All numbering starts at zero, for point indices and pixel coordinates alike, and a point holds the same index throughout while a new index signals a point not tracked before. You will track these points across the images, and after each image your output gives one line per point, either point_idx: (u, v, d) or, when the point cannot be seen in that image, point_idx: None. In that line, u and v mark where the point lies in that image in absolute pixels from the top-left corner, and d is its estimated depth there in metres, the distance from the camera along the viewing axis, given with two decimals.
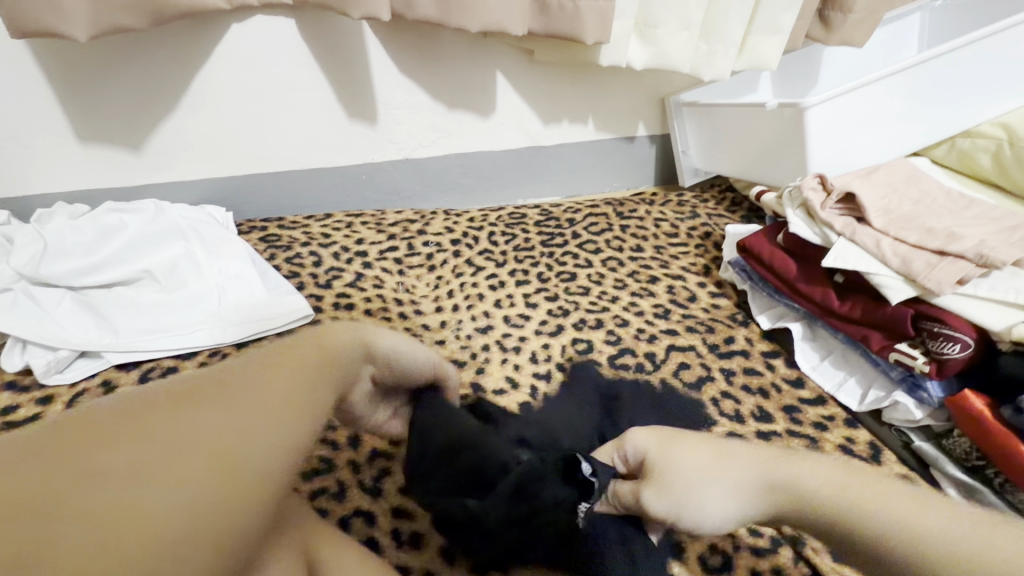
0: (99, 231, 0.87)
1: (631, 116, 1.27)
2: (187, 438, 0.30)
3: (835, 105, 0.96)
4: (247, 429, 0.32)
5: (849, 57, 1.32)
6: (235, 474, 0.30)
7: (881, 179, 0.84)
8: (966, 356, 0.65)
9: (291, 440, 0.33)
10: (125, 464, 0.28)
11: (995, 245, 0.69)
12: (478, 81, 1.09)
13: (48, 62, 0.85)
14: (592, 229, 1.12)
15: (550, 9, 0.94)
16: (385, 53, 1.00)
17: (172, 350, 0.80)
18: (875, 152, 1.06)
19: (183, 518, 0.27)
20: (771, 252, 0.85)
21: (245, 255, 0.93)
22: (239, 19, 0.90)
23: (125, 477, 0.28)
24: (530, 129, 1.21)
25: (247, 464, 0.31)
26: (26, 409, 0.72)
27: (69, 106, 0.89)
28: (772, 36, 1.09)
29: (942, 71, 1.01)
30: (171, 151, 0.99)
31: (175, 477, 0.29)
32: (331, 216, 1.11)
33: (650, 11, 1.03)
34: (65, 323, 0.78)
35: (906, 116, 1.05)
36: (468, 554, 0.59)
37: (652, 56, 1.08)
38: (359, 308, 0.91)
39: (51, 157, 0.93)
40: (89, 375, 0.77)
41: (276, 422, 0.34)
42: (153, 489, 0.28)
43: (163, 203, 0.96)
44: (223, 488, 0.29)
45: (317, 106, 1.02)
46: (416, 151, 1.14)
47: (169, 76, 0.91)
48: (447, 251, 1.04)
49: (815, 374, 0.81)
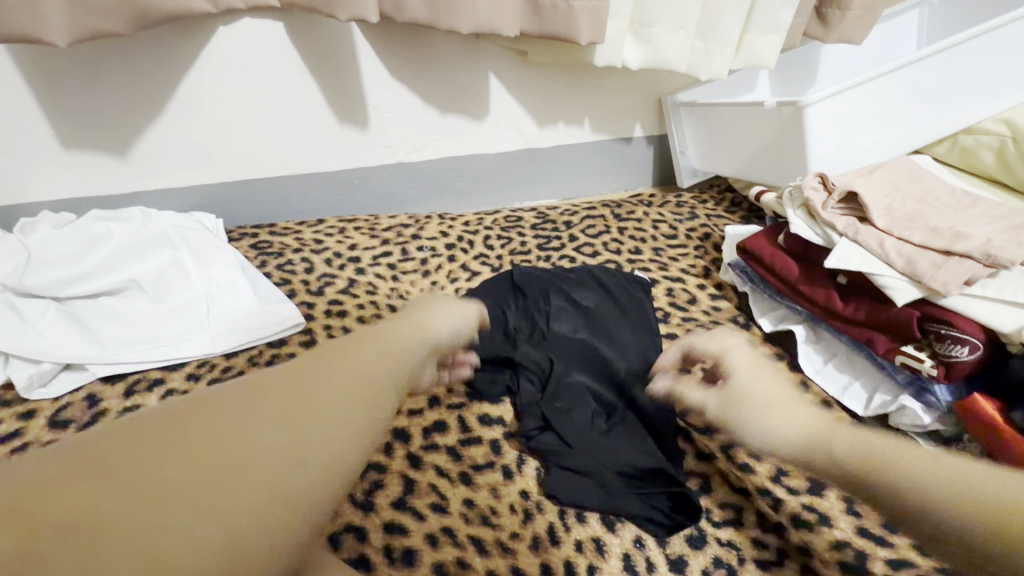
0: (85, 240, 0.85)
1: (627, 117, 1.26)
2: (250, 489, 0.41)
3: (835, 102, 0.95)
4: (298, 455, 0.45)
5: (847, 55, 1.30)
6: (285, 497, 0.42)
7: (883, 177, 0.82)
8: (975, 358, 0.63)
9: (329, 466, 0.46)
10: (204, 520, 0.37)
11: (1003, 244, 0.67)
12: (471, 83, 1.08)
13: (30, 68, 0.83)
14: (589, 232, 1.10)
15: (543, 9, 0.93)
16: (376, 56, 0.98)
17: (158, 361, 0.78)
18: (877, 150, 1.05)
19: (248, 526, 0.39)
20: (771, 253, 0.83)
21: (235, 263, 0.91)
22: (226, 22, 0.88)
23: (193, 536, 0.36)
24: (525, 132, 1.19)
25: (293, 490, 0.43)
26: (6, 425, 0.70)
27: (53, 113, 0.88)
28: (769, 34, 1.07)
29: (943, 67, 0.99)
30: (159, 157, 0.97)
31: (187, 501, 0.38)
32: (324, 222, 1.09)
33: (645, 10, 1.01)
34: (48, 335, 0.76)
35: (907, 113, 1.03)
36: (463, 571, 0.57)
37: (648, 55, 1.06)
38: (351, 315, 0.89)
39: (35, 165, 0.91)
40: (73, 388, 0.75)
41: (265, 458, 0.43)
42: (200, 522, 0.37)
43: (150, 210, 0.94)
44: (278, 507, 0.41)
45: (308, 110, 1.01)
46: (409, 155, 1.12)
47: (155, 81, 0.90)
48: (442, 256, 1.02)
49: (818, 378, 0.77)
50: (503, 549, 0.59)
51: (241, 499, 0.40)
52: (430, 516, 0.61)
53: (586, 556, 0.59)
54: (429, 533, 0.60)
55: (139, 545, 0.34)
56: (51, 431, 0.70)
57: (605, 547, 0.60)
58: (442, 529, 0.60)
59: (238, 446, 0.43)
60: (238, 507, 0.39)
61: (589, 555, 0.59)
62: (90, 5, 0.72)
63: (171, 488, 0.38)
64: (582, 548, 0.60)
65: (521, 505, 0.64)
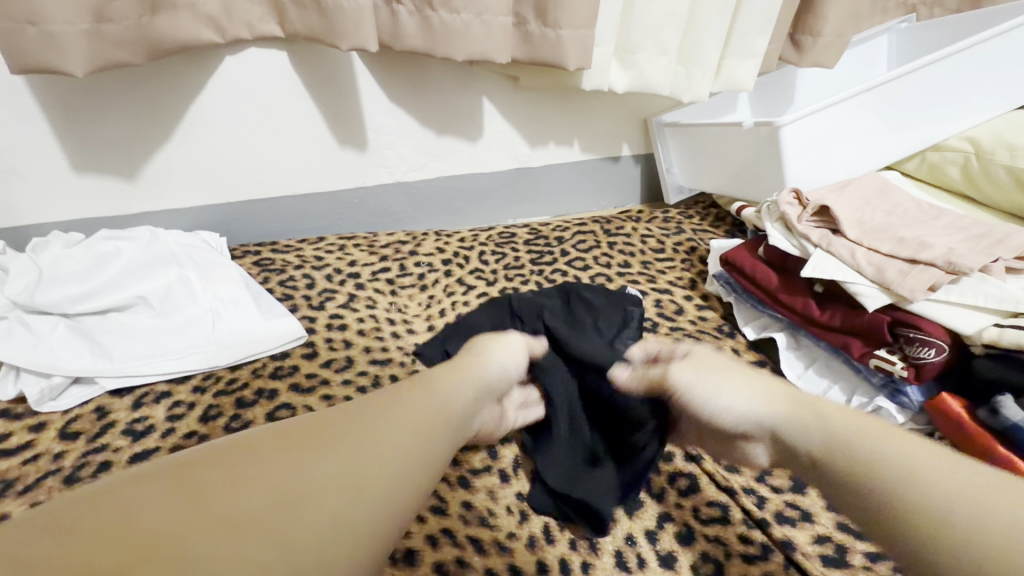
0: (94, 259, 0.88)
1: (615, 138, 1.32)
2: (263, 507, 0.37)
3: (809, 122, 1.00)
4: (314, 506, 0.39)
5: (822, 78, 1.37)
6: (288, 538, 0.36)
7: (854, 192, 0.87)
8: (942, 359, 0.68)
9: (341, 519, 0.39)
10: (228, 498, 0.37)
11: (963, 252, 0.72)
12: (466, 107, 1.13)
13: (46, 96, 0.87)
14: (580, 247, 1.15)
15: (533, 38, 0.99)
16: (375, 82, 1.04)
17: (164, 374, 0.81)
18: (849, 167, 1.11)
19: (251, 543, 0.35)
20: (752, 264, 0.88)
21: (239, 279, 0.94)
22: (233, 52, 0.93)
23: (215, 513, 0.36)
24: (517, 152, 1.24)
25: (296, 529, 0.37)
26: (18, 437, 0.72)
27: (66, 138, 0.92)
28: (746, 59, 1.14)
29: (911, 88, 1.06)
30: (166, 179, 1.01)
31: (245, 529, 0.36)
32: (324, 240, 1.13)
33: (629, 37, 1.07)
34: (59, 350, 0.79)
35: (877, 132, 1.09)
36: (463, 569, 0.59)
37: (633, 80, 1.12)
38: (352, 329, 0.92)
39: (47, 187, 0.95)
40: (82, 401, 0.78)
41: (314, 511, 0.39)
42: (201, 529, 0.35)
43: (157, 230, 0.98)
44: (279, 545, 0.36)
45: (309, 133, 1.05)
46: (406, 175, 1.17)
47: (165, 107, 0.94)
48: (438, 272, 1.06)
49: (800, 383, 0.82)
50: (501, 548, 0.62)
51: (296, 529, 0.37)
52: (430, 518, 0.64)
53: (580, 553, 0.62)
54: (429, 534, 0.62)
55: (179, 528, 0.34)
56: (61, 442, 0.72)
57: (598, 545, 0.63)
58: (442, 531, 0.63)
59: (285, 497, 0.38)
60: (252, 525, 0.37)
61: (583, 552, 0.62)
62: (107, 38, 0.76)
63: (240, 502, 0.37)
64: (576, 546, 0.62)
65: (517, 507, 0.67)
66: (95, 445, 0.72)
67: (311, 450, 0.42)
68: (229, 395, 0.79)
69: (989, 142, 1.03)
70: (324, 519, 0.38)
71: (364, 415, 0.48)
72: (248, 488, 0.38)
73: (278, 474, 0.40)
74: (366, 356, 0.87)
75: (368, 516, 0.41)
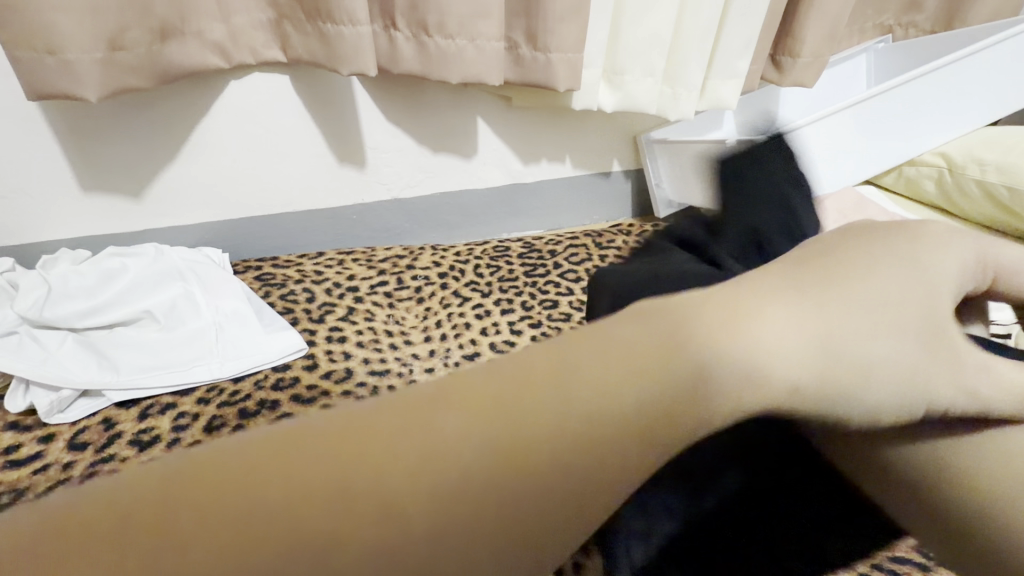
0: (102, 275, 0.91)
1: (606, 154, 1.36)
2: (382, 451, 0.25)
3: (789, 139, 1.05)
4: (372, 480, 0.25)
5: (804, 96, 1.43)
6: (354, 481, 0.24)
7: (831, 207, 0.91)
8: None
9: (345, 518, 0.24)
10: (422, 426, 0.27)
11: None
12: (461, 126, 1.18)
13: (57, 120, 0.91)
14: (572, 260, 1.19)
15: (524, 61, 1.03)
16: (374, 103, 1.08)
17: (170, 386, 0.84)
18: (829, 181, 1.16)
19: (331, 452, 0.25)
20: None
21: (241, 293, 0.97)
22: (238, 76, 0.97)
23: (412, 428, 0.26)
24: (511, 168, 1.29)
25: (337, 488, 0.24)
26: (28, 448, 0.75)
27: (76, 159, 0.95)
28: (729, 79, 1.19)
29: (888, 107, 1.10)
30: (171, 198, 1.05)
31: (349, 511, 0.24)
32: (324, 255, 1.16)
33: (617, 60, 1.12)
34: (67, 363, 0.82)
35: (855, 148, 1.14)
36: None
37: (621, 99, 1.17)
38: (351, 341, 0.95)
39: (57, 206, 0.98)
40: (90, 413, 0.80)
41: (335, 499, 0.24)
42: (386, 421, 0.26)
43: (163, 246, 1.01)
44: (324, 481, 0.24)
45: (310, 152, 1.09)
46: (403, 191, 1.21)
47: (171, 129, 0.98)
48: (435, 284, 1.10)
49: None
50: None
51: (417, 539, 0.24)
52: None
53: None
54: None
55: (375, 426, 0.26)
56: (70, 453, 0.75)
57: None
58: None
59: (380, 470, 0.25)
60: (393, 446, 0.26)
61: None
62: (120, 65, 0.80)
63: (376, 453, 0.25)
64: None
65: None
66: (104, 455, 0.74)
67: (518, 479, 0.27)
68: (232, 406, 0.82)
69: (960, 156, 1.09)
70: (322, 489, 0.24)
71: (561, 458, 0.28)
72: (423, 439, 0.26)
73: (458, 448, 0.26)
74: (365, 367, 0.90)
75: (399, 539, 0.24)
